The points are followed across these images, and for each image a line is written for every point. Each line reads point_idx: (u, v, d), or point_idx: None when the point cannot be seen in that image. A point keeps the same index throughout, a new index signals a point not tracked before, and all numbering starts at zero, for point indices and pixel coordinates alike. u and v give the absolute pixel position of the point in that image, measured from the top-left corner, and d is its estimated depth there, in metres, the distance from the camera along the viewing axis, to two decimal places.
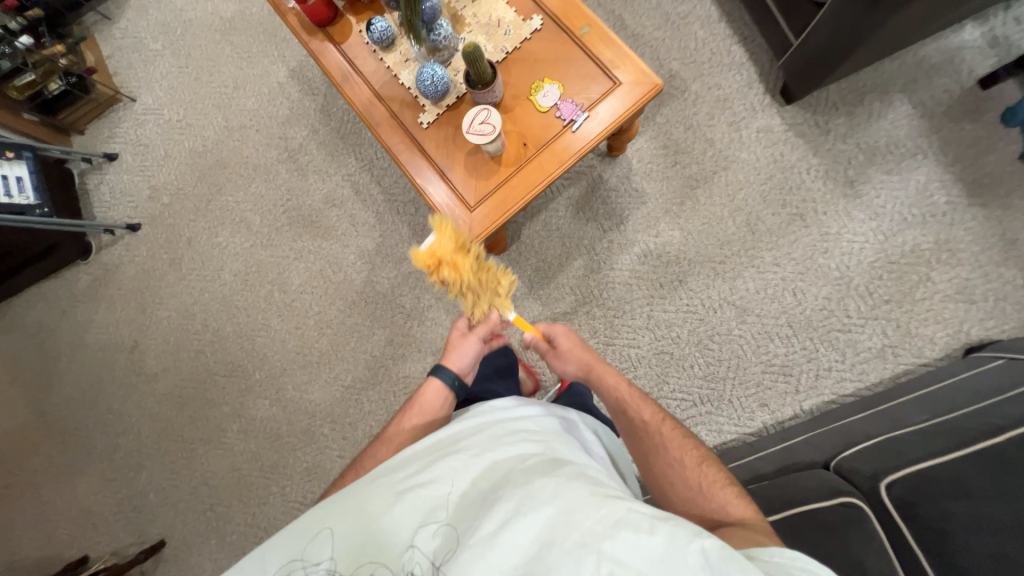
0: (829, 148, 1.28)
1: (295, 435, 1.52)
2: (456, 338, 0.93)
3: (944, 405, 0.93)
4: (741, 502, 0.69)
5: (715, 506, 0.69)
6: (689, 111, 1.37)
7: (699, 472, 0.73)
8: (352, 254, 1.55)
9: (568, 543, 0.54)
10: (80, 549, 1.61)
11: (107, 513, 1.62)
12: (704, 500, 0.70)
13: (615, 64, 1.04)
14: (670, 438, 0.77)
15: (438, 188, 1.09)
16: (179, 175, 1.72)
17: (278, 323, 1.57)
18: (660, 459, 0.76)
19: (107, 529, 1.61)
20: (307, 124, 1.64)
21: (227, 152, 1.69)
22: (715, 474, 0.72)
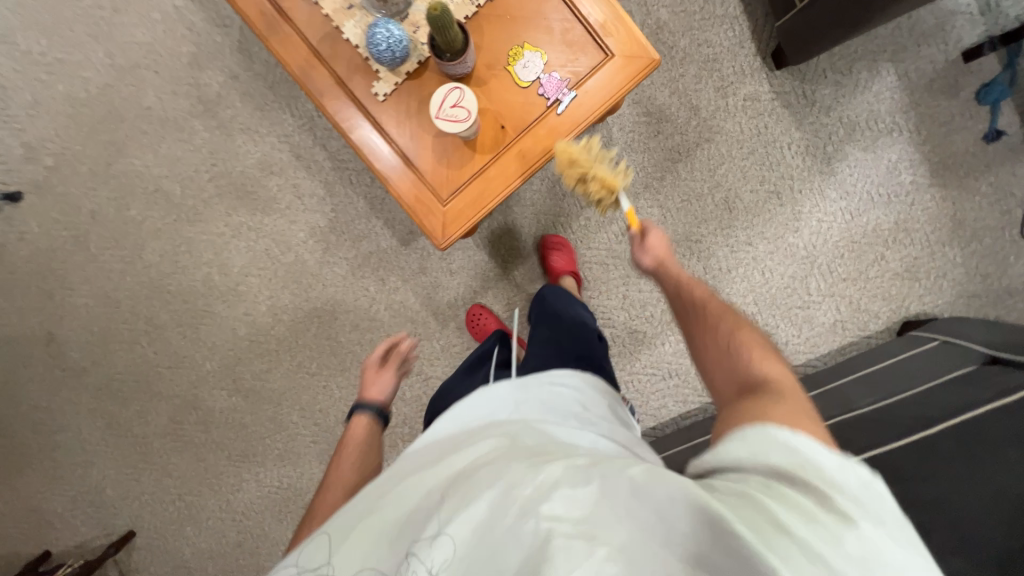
0: (813, 122, 1.24)
1: (261, 424, 1.45)
2: (371, 373, 0.93)
3: (886, 389, 1.04)
4: (782, 371, 0.62)
5: (753, 369, 0.63)
6: (675, 72, 1.25)
7: (740, 341, 0.67)
8: (301, 231, 1.37)
9: (509, 518, 0.50)
10: (37, 546, 1.53)
11: (61, 510, 1.53)
12: (742, 363, 0.64)
13: (606, 29, 0.89)
14: (726, 317, 0.71)
15: (400, 174, 0.94)
16: (62, 129, 1.38)
17: (223, 309, 1.41)
18: (705, 335, 0.71)
19: (64, 525, 1.53)
20: (223, 66, 1.33)
21: (121, 101, 1.36)
22: (758, 343, 0.67)
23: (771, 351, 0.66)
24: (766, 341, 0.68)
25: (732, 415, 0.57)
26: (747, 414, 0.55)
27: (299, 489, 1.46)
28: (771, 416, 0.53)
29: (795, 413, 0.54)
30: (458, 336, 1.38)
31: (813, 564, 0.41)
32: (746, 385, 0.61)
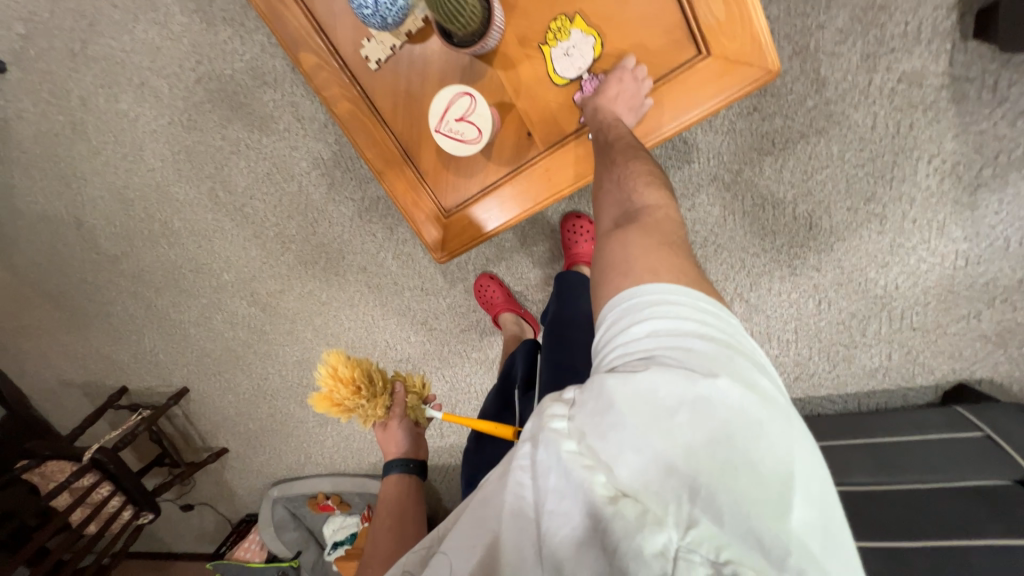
0: (982, 129, 0.88)
1: (280, 335, 1.56)
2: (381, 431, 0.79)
3: (892, 467, 0.95)
4: (666, 200, 0.54)
5: (636, 201, 0.54)
6: (812, 21, 0.88)
7: (629, 174, 0.56)
8: (304, 159, 1.23)
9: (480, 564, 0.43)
10: (98, 391, 1.82)
11: (118, 367, 1.78)
12: (625, 195, 0.55)
13: (707, 4, 0.58)
14: (621, 142, 0.59)
15: (394, 172, 0.74)
16: None
17: (233, 228, 1.37)
18: (604, 168, 0.59)
19: (122, 379, 1.80)
20: None
21: None
22: (632, 168, 0.57)
23: (658, 177, 0.56)
24: (652, 159, 0.57)
25: (598, 260, 0.53)
26: (610, 266, 0.50)
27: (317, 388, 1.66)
28: (612, 285, 0.48)
29: (657, 248, 0.48)
30: (465, 298, 1.32)
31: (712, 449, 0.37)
32: (626, 216, 0.53)
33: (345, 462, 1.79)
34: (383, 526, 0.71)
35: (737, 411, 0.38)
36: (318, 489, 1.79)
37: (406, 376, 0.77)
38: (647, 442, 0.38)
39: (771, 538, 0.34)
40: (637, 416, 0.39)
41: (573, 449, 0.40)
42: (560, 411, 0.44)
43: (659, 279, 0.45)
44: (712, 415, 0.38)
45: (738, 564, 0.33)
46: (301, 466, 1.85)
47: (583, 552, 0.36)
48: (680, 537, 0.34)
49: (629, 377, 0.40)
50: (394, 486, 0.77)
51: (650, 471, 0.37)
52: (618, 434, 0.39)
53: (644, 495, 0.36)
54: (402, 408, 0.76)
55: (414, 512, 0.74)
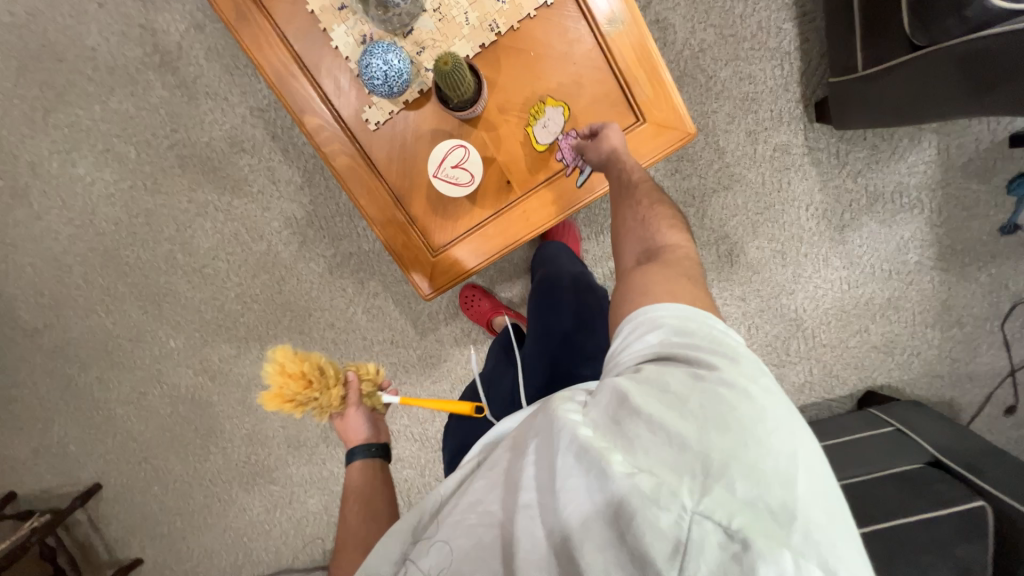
0: (837, 185, 1.17)
1: (229, 405, 1.44)
2: (339, 423, 0.78)
3: (835, 463, 1.06)
4: (686, 240, 0.64)
5: (658, 240, 0.64)
6: (704, 107, 1.12)
7: (652, 216, 0.67)
8: (275, 220, 1.27)
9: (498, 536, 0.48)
10: None
11: (11, 463, 1.50)
12: (647, 234, 0.66)
13: (640, 87, 0.77)
14: (642, 185, 0.70)
15: (386, 217, 0.83)
16: (10, 63, 1.22)
17: (188, 290, 1.33)
18: (625, 210, 0.70)
19: (16, 478, 1.51)
20: (205, 24, 1.19)
21: (80, 43, 1.21)
22: (661, 209, 0.68)
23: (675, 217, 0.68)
24: (671, 204, 0.69)
25: (626, 285, 0.61)
26: (636, 287, 0.59)
27: (267, 465, 1.51)
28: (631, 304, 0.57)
29: (676, 276, 0.58)
30: (437, 347, 1.34)
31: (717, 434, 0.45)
32: (648, 252, 0.63)
33: (292, 555, 1.58)
34: (353, 510, 0.70)
35: (740, 401, 0.46)
36: None
37: (358, 365, 0.76)
38: (663, 426, 0.45)
39: (770, 504, 0.42)
40: (657, 404, 0.47)
41: (588, 434, 0.46)
42: (571, 408, 0.50)
43: (676, 301, 0.55)
44: (718, 406, 0.46)
45: (747, 529, 0.40)
46: (237, 568, 1.59)
47: (603, 525, 0.43)
48: (693, 505, 0.42)
49: (649, 376, 0.49)
50: (359, 473, 0.75)
51: (665, 451, 0.44)
52: (640, 421, 0.46)
53: (660, 471, 0.43)
54: (357, 396, 0.76)
55: (385, 493, 0.73)
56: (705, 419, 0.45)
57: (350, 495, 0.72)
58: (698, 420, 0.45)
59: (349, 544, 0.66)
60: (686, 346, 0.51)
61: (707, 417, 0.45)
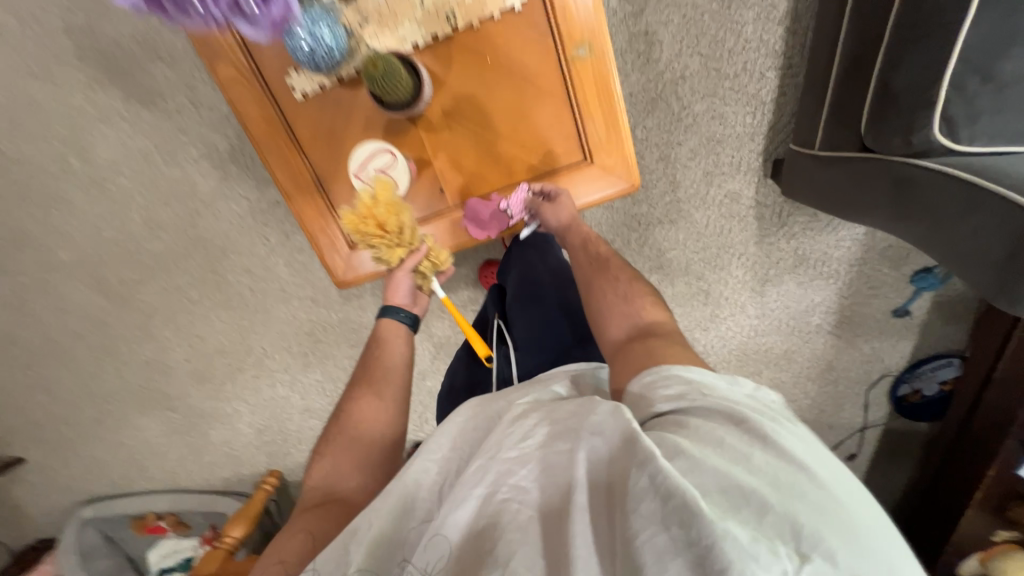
0: (771, 242, 1.20)
1: (127, 330, 1.37)
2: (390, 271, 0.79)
3: None
4: (668, 317, 0.68)
5: (642, 317, 0.67)
6: (670, 138, 1.09)
7: (636, 295, 0.70)
8: (193, 147, 1.14)
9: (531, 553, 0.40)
10: None
11: None
12: (631, 312, 0.68)
13: (594, 127, 0.73)
14: (616, 262, 0.74)
15: (305, 197, 0.77)
16: None
17: (85, 203, 1.19)
18: (604, 286, 0.73)
19: None
20: None
21: None
22: (640, 289, 0.72)
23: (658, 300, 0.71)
24: (650, 286, 0.73)
25: (622, 361, 0.60)
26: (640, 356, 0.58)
27: (165, 394, 1.47)
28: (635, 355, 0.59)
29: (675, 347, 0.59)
30: (359, 314, 1.32)
31: (805, 495, 0.38)
32: (637, 330, 0.65)
33: (189, 474, 1.62)
34: (380, 366, 0.77)
35: (810, 462, 0.41)
36: (148, 509, 1.57)
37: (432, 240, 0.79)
38: (738, 477, 0.38)
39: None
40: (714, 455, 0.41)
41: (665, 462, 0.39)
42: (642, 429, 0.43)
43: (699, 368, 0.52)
44: (793, 463, 0.40)
45: None
46: (128, 481, 1.61)
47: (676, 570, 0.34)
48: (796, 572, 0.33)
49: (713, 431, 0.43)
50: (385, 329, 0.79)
51: (750, 499, 0.37)
52: (717, 468, 0.39)
53: (747, 519, 0.35)
54: (415, 261, 0.76)
55: (406, 357, 0.79)
56: (784, 475, 0.39)
57: (376, 345, 0.79)
58: (771, 477, 0.39)
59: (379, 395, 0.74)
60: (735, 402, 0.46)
61: (782, 473, 0.39)
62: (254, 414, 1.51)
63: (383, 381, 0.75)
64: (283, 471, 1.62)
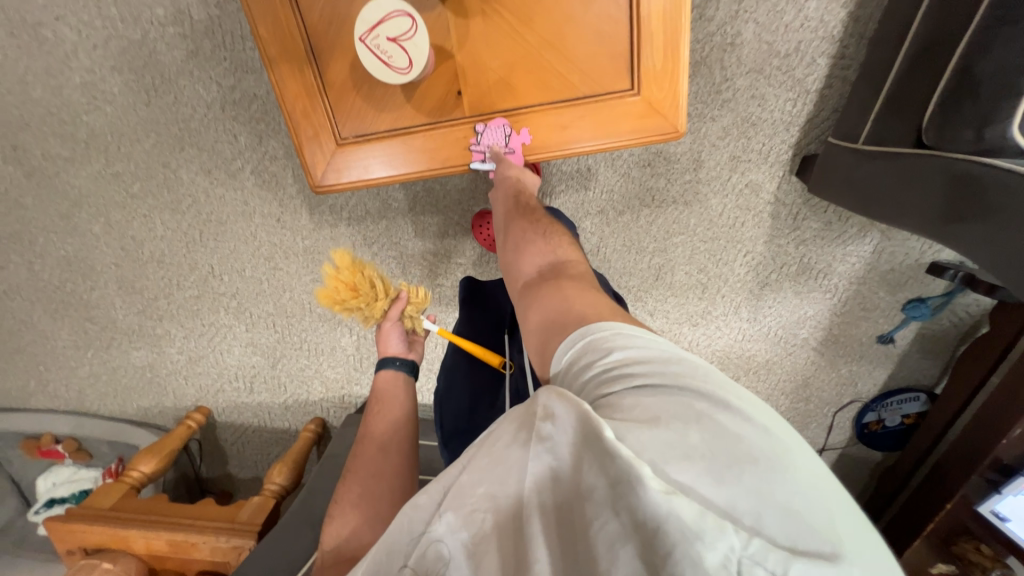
0: (780, 245, 1.15)
1: (45, 216, 1.17)
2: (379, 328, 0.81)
3: None
4: (579, 256, 0.63)
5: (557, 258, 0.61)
6: (704, 110, 1.01)
7: (554, 237, 0.65)
8: (163, 8, 0.96)
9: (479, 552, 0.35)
10: None
11: None
12: (547, 250, 0.62)
13: (650, 49, 0.62)
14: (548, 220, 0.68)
15: (292, 67, 0.64)
16: None
17: (17, 50, 1.01)
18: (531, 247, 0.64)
19: None
20: None
21: None
22: (558, 230, 0.66)
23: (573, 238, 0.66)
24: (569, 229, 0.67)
25: (536, 318, 0.54)
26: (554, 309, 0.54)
27: (83, 299, 1.28)
28: (551, 295, 0.55)
29: (584, 292, 0.55)
30: (328, 245, 1.18)
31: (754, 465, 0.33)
32: (547, 272, 0.60)
33: (100, 395, 1.44)
34: (381, 416, 0.73)
35: (748, 431, 0.35)
36: (47, 430, 1.44)
37: (411, 289, 0.79)
38: (695, 473, 0.32)
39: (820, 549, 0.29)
40: (654, 436, 0.35)
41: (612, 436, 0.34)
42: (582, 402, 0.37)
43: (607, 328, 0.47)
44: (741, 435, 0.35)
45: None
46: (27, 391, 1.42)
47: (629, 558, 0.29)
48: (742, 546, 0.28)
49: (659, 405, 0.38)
50: (386, 382, 0.76)
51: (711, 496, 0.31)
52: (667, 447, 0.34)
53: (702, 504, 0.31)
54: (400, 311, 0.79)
55: (406, 405, 0.74)
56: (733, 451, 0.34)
57: (375, 401, 0.75)
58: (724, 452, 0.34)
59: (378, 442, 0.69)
60: (672, 377, 0.40)
61: (728, 446, 0.34)
62: (187, 340, 1.34)
63: (383, 432, 0.70)
64: (212, 410, 1.45)
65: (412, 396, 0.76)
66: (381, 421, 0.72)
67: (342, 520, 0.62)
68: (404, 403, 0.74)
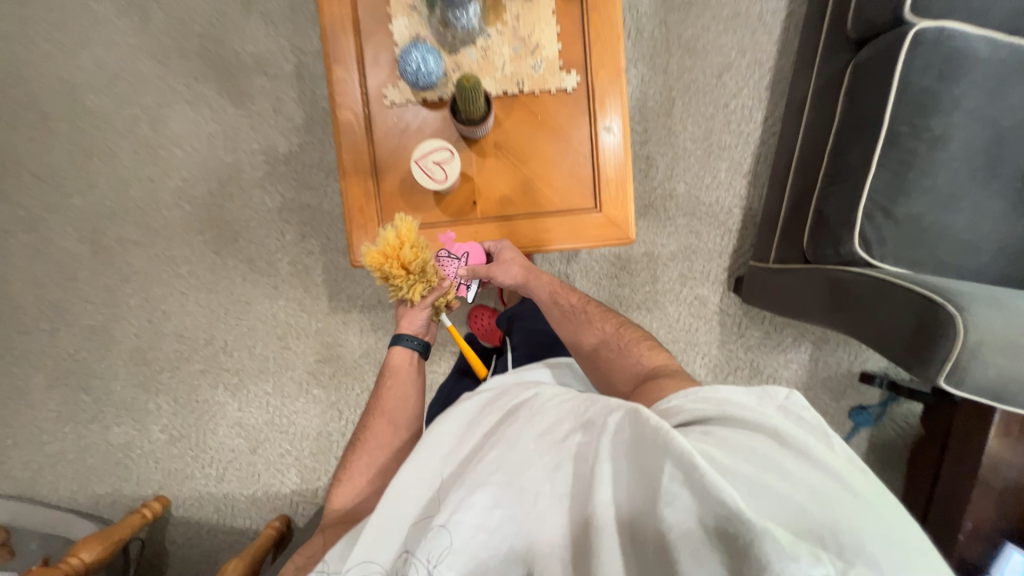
0: (730, 349, 1.35)
1: (91, 287, 1.33)
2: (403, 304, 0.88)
3: None
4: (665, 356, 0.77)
5: (639, 363, 0.76)
6: (656, 238, 1.32)
7: (632, 344, 0.79)
8: (256, 143, 1.30)
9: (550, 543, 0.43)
10: None
11: None
12: (634, 362, 0.76)
13: (606, 188, 0.91)
14: (597, 312, 0.86)
15: (359, 177, 0.91)
16: None
17: (131, 160, 1.31)
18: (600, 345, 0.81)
19: None
20: None
21: None
22: (632, 333, 0.82)
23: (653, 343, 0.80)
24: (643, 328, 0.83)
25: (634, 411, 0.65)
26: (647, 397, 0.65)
27: (88, 367, 1.35)
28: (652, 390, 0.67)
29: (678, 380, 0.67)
30: (339, 328, 1.34)
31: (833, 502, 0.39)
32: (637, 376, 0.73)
33: (57, 474, 1.36)
34: (394, 396, 0.81)
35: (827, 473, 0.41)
36: None
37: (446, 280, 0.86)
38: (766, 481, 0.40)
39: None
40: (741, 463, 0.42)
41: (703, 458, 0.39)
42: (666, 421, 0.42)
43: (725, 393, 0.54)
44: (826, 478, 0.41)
45: None
46: None
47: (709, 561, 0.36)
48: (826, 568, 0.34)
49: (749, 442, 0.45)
50: (400, 360, 0.84)
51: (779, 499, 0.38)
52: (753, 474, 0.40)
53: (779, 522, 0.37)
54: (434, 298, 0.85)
55: (416, 386, 0.83)
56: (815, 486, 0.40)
57: (389, 375, 0.84)
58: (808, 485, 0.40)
59: (389, 418, 0.78)
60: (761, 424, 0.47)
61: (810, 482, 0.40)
62: (175, 416, 1.36)
63: (394, 411, 0.79)
64: (172, 501, 1.37)
65: (423, 373, 0.86)
66: (393, 402, 0.80)
67: (351, 487, 0.71)
68: (414, 384, 0.83)
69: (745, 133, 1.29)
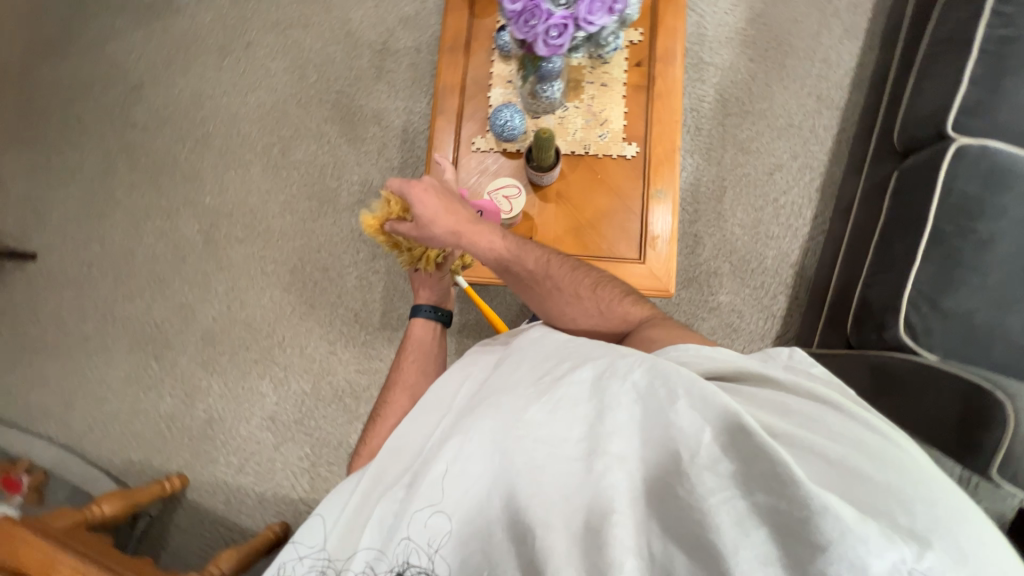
0: None
1: (193, 271, 1.55)
2: (418, 277, 0.98)
3: None
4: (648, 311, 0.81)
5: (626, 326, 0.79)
6: (698, 311, 1.35)
7: (611, 304, 0.81)
8: (356, 176, 1.55)
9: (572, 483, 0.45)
10: None
11: (11, 195, 1.65)
12: (618, 322, 0.80)
13: (653, 242, 1.00)
14: (561, 274, 0.83)
15: None
16: None
17: (257, 175, 1.60)
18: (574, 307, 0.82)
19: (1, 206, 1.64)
20: (416, 40, 1.62)
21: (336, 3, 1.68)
22: (607, 292, 0.83)
23: (637, 298, 0.84)
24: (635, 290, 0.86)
25: None
26: None
27: (165, 338, 1.52)
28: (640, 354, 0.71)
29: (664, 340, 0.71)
30: (383, 344, 1.44)
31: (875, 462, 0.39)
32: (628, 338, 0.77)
33: (104, 431, 1.48)
34: (412, 365, 0.90)
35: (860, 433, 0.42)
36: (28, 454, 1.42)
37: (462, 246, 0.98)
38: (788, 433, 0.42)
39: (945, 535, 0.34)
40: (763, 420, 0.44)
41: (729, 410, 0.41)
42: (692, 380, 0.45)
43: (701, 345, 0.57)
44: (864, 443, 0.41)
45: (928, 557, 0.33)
46: (49, 408, 1.50)
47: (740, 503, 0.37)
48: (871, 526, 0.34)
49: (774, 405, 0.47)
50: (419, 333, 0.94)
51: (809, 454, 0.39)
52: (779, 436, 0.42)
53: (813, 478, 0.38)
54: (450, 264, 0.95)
55: (434, 356, 0.92)
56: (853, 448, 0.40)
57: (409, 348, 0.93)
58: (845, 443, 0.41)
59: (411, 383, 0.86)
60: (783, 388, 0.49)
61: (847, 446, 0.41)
62: (220, 397, 1.47)
63: (411, 379, 0.87)
64: (190, 482, 1.42)
65: (441, 340, 0.96)
66: (412, 373, 0.88)
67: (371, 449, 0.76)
68: (433, 354, 0.93)
69: (793, 227, 1.37)
